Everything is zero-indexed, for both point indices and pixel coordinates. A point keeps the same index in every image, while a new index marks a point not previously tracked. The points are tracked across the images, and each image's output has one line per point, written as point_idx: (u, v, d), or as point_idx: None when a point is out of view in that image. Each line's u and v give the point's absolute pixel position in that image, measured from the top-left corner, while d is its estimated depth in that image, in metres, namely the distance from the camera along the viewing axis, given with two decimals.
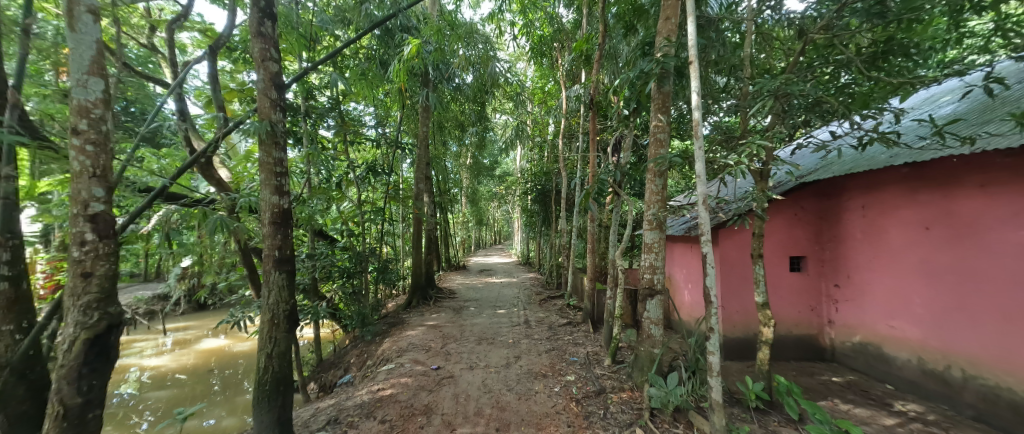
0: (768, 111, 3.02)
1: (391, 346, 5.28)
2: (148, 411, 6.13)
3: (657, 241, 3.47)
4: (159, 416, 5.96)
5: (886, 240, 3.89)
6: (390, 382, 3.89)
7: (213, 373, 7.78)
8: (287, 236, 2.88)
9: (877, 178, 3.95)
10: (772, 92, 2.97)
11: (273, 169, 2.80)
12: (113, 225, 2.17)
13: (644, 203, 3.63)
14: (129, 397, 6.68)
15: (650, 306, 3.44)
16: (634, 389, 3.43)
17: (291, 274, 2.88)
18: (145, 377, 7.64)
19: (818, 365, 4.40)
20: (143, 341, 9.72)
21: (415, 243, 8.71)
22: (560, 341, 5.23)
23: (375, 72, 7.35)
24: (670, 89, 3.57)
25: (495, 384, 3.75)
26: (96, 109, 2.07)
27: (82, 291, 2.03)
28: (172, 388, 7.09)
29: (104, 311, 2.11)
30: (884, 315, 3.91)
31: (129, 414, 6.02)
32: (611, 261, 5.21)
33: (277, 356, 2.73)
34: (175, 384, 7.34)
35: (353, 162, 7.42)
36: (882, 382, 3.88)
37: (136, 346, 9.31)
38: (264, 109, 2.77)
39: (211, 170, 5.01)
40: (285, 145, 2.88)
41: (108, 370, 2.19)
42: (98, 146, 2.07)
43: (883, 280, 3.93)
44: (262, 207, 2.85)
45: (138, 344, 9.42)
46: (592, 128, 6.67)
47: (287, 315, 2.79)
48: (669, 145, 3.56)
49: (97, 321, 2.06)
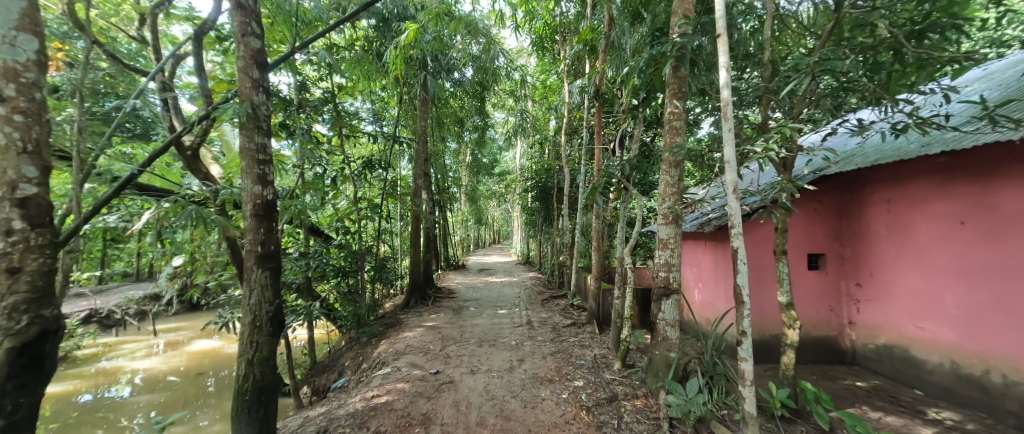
0: (803, 91, 2.76)
1: (387, 348, 5.01)
2: (139, 413, 5.93)
3: (673, 237, 3.22)
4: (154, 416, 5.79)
5: (915, 237, 3.65)
6: (386, 388, 3.63)
7: (208, 375, 7.56)
8: (271, 231, 2.62)
9: (904, 170, 3.71)
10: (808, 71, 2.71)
11: (255, 156, 2.54)
12: (48, 212, 1.93)
13: (657, 196, 3.38)
14: (122, 398, 6.48)
15: (665, 307, 3.21)
16: (648, 397, 3.18)
17: (276, 272, 2.63)
18: (137, 378, 7.41)
19: (839, 369, 4.17)
20: (133, 342, 9.42)
21: (413, 241, 8.43)
22: (565, 343, 4.98)
23: (371, 63, 7.09)
24: (687, 73, 3.30)
25: (498, 391, 3.49)
26: (28, 72, 1.85)
27: (9, 290, 1.77)
28: (165, 390, 6.87)
29: (36, 315, 1.87)
30: (912, 316, 3.68)
31: (119, 416, 5.81)
32: (617, 258, 4.94)
33: (259, 362, 2.47)
34: (169, 385, 7.14)
35: (349, 157, 7.16)
36: (910, 388, 3.65)
37: (126, 347, 9.04)
38: (245, 89, 2.51)
39: (197, 163, 4.74)
40: (268, 130, 2.62)
41: (39, 388, 1.93)
42: (30, 116, 1.84)
43: (911, 279, 3.69)
44: (243, 198, 2.59)
45: (127, 346, 9.14)
46: (596, 121, 6.42)
47: (271, 318, 2.53)
48: (686, 133, 3.27)
49: (26, 327, 1.81)
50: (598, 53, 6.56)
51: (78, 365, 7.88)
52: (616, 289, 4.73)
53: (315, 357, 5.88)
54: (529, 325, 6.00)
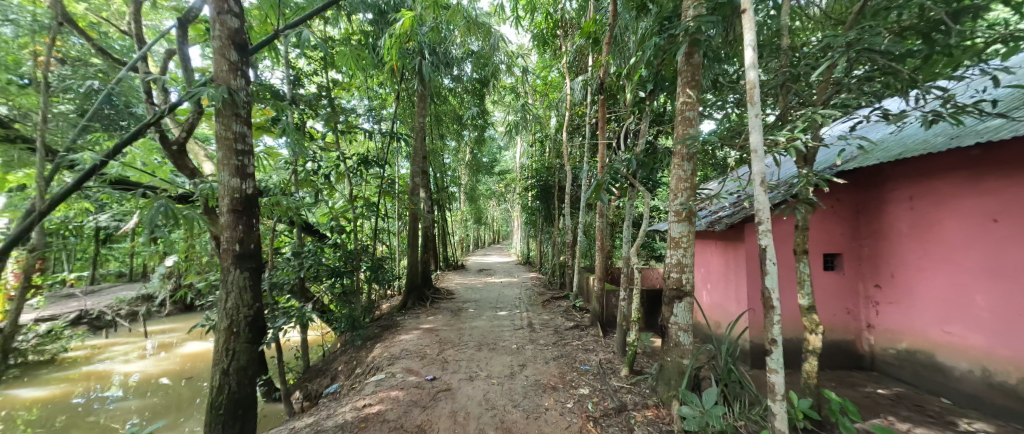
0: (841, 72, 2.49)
1: (382, 352, 4.80)
2: (131, 416, 5.72)
3: (686, 235, 3.01)
4: (149, 417, 5.64)
5: (939, 236, 3.45)
6: (378, 396, 3.41)
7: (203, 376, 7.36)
8: (251, 227, 2.41)
9: (929, 165, 3.51)
10: (848, 50, 2.44)
11: (233, 146, 2.32)
12: None
13: (668, 192, 3.17)
14: (116, 401, 6.32)
15: (678, 310, 2.99)
16: (659, 407, 2.97)
17: (256, 272, 2.42)
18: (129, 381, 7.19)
19: (857, 375, 3.97)
20: (124, 344, 9.20)
21: (411, 240, 8.19)
22: (567, 346, 4.76)
23: (366, 56, 6.85)
24: (701, 60, 3.07)
25: (499, 400, 3.27)
26: None
27: None
28: (158, 393, 6.66)
29: None
30: (936, 320, 3.47)
31: (112, 418, 5.65)
32: (622, 258, 4.72)
33: (235, 372, 2.25)
34: (163, 388, 6.93)
35: (344, 153, 6.94)
36: (935, 395, 3.44)
37: (117, 349, 8.81)
38: (222, 72, 2.29)
39: (184, 157, 4.53)
40: (247, 117, 2.39)
41: None
42: None
43: (936, 280, 3.49)
44: (219, 193, 2.37)
45: (118, 347, 8.92)
46: (600, 116, 6.18)
47: (250, 323, 2.31)
48: (700, 124, 3.05)
49: None
50: (602, 46, 6.31)
51: (64, 369, 7.63)
52: (621, 291, 4.52)
53: (309, 360, 5.67)
54: (530, 327, 5.77)
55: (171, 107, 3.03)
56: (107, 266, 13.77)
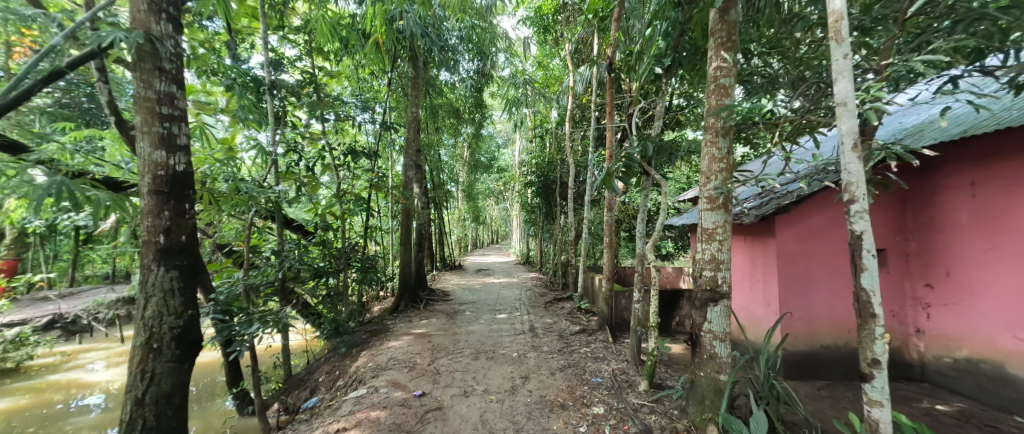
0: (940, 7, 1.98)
1: (366, 362, 4.27)
2: (102, 425, 5.24)
3: (722, 226, 2.50)
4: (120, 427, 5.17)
5: (1007, 227, 2.97)
6: (356, 418, 2.89)
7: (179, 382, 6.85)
8: (181, 214, 2.00)
9: (998, 146, 3.02)
10: None
11: (154, 108, 1.91)
12: None
13: (698, 175, 2.66)
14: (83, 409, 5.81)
15: (713, 317, 2.48)
16: (692, 432, 2.48)
17: (188, 269, 2.04)
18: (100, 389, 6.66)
19: (905, 387, 3.51)
20: (98, 350, 8.63)
21: (404, 237, 7.64)
22: (575, 354, 4.24)
23: (353, 35, 6.31)
24: (737, 17, 2.57)
25: (497, 422, 2.77)
26: None
27: None
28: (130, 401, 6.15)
29: None
30: (1004, 325, 2.99)
31: (79, 428, 5.16)
32: (636, 256, 4.20)
33: (154, 401, 1.89)
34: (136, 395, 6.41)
35: (330, 143, 6.42)
36: (1006, 413, 2.95)
37: (87, 356, 8.23)
38: (139, 14, 1.83)
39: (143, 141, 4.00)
40: (175, 73, 1.93)
41: None
42: None
43: (1003, 279, 3.00)
44: (139, 170, 1.95)
45: (90, 354, 8.34)
46: (608, 102, 5.68)
47: (176, 338, 1.96)
48: (737, 93, 2.54)
49: None
50: (608, 25, 5.81)
51: (31, 377, 7.09)
52: (634, 292, 4.02)
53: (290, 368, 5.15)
54: (532, 332, 5.27)
55: (73, 58, 2.52)
56: (90, 268, 13.24)
